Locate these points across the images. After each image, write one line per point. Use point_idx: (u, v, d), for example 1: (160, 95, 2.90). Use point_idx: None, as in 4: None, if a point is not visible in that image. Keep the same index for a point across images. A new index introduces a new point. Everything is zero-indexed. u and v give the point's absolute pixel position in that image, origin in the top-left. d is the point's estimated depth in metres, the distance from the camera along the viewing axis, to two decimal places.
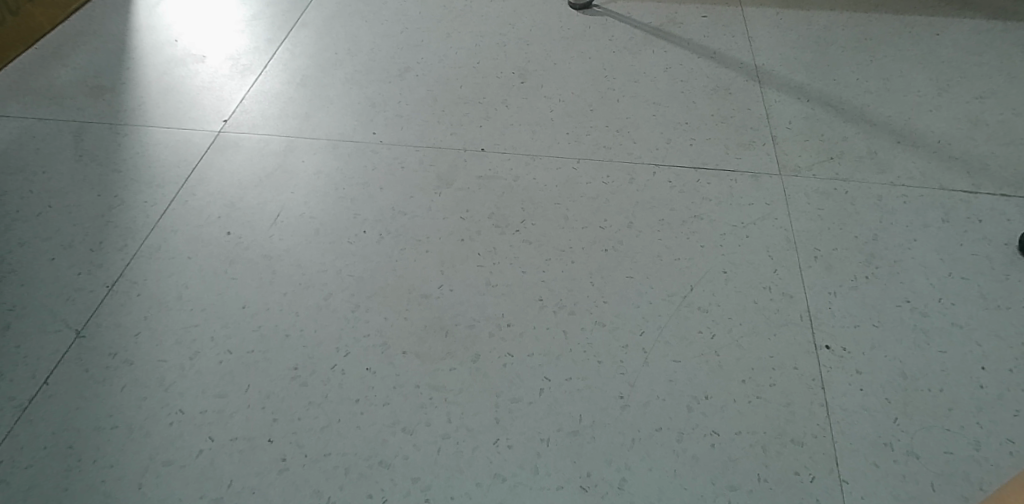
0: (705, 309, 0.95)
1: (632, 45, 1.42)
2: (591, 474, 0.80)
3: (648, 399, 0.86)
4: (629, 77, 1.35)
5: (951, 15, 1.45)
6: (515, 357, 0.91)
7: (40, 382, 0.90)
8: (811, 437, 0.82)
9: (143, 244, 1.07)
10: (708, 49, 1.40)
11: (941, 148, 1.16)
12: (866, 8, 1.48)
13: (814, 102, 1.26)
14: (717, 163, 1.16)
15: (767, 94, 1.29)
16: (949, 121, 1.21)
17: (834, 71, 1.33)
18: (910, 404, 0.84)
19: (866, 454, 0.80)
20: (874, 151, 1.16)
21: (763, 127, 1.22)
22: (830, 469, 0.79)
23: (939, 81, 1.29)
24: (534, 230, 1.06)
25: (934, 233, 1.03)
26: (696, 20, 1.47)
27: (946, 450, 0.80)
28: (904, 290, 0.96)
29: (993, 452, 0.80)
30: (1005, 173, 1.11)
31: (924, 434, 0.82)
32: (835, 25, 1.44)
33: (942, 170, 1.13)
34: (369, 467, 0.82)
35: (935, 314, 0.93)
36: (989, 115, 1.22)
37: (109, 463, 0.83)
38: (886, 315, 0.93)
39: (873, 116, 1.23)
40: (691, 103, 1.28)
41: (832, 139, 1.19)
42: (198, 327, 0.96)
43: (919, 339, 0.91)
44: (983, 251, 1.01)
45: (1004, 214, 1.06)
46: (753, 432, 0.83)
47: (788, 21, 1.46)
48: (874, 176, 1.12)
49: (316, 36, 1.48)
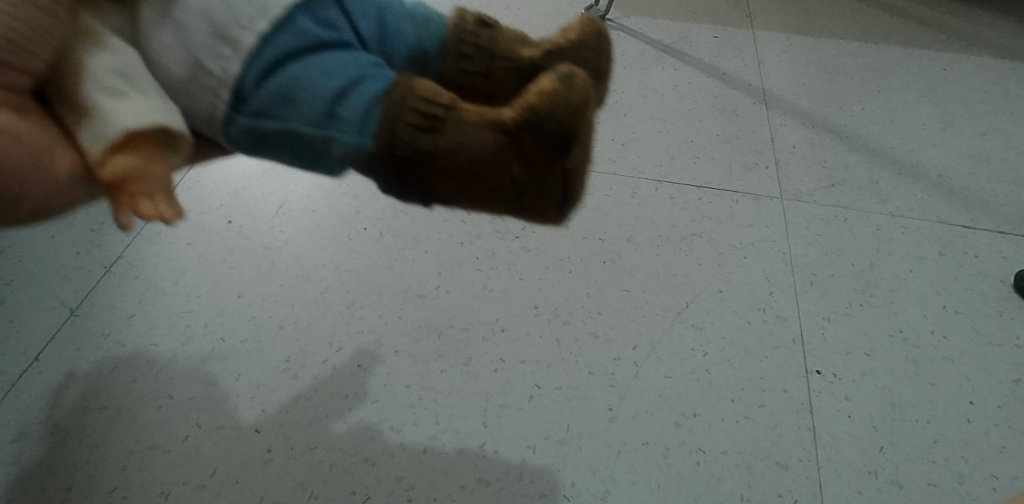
0: (699, 327, 0.95)
1: (642, 61, 1.43)
2: (575, 484, 0.81)
3: (637, 412, 0.86)
4: (637, 92, 1.36)
5: (960, 50, 1.46)
6: (507, 363, 0.91)
7: (31, 357, 0.90)
8: (795, 461, 0.82)
9: (143, 226, 1.07)
10: (717, 70, 1.40)
11: (942, 182, 1.17)
12: (876, 38, 1.49)
13: (819, 129, 1.27)
14: (719, 183, 1.17)
15: (773, 117, 1.29)
16: (951, 156, 1.22)
17: (841, 100, 1.33)
18: (896, 433, 0.85)
19: (850, 482, 0.81)
20: (876, 181, 1.17)
21: (768, 150, 1.23)
22: (813, 494, 0.80)
23: (944, 116, 1.30)
24: (534, 238, 1.07)
25: (931, 266, 1.04)
26: (708, 41, 1.48)
27: (929, 482, 0.81)
28: (896, 320, 0.97)
29: (976, 487, 0.80)
30: (1004, 210, 1.12)
31: (909, 464, 0.82)
32: (844, 55, 1.45)
33: (942, 204, 1.13)
34: (354, 463, 0.82)
35: (927, 346, 0.94)
36: (990, 152, 1.23)
37: (94, 444, 0.83)
38: (878, 344, 0.94)
39: (876, 146, 1.24)
40: (698, 122, 1.29)
41: (835, 167, 1.20)
42: (191, 313, 0.96)
43: (910, 370, 0.91)
44: (978, 287, 1.01)
45: (1001, 251, 1.06)
46: (740, 452, 0.83)
47: (799, 47, 1.47)
48: (874, 206, 1.13)
49: None
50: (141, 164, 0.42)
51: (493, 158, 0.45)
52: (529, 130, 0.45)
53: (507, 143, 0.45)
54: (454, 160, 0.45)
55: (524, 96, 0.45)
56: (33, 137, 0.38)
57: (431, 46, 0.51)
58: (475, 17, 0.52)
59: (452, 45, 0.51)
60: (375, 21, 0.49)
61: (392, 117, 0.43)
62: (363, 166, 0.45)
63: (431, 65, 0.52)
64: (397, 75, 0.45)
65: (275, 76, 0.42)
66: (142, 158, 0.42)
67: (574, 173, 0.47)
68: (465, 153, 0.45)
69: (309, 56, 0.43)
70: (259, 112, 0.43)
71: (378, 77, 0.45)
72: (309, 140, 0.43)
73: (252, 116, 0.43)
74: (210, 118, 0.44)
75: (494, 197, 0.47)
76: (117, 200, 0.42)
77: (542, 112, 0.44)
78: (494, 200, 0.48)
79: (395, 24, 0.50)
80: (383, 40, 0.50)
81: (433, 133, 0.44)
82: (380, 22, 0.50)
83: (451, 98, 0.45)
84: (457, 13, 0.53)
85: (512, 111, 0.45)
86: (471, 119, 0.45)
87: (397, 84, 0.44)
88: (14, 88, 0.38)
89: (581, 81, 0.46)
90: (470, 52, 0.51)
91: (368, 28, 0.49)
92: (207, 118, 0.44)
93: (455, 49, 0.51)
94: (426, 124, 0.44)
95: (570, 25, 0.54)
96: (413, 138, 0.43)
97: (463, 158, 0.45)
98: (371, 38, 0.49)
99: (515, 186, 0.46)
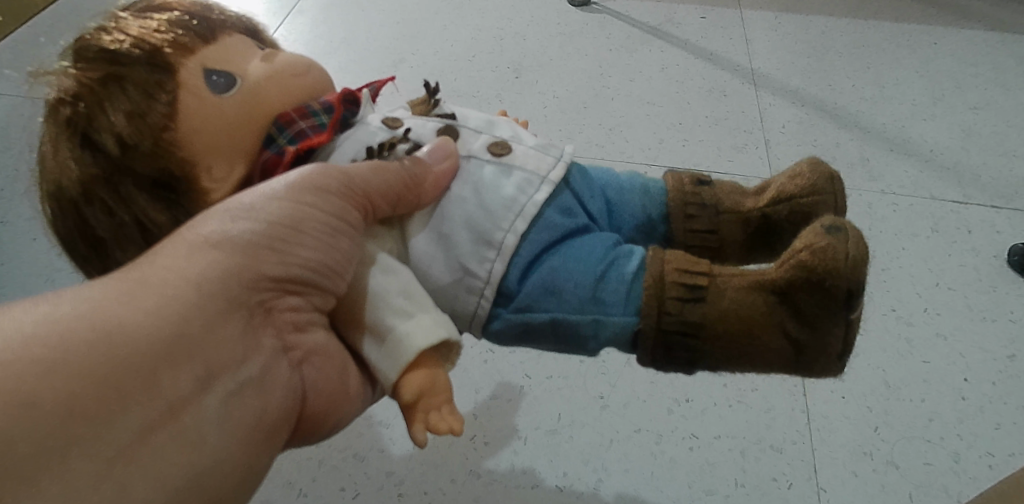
0: None
1: (628, 44, 1.41)
2: (567, 474, 0.79)
3: (628, 400, 0.85)
4: (624, 75, 1.34)
5: (950, 24, 1.44)
6: (496, 353, 0.90)
7: None
8: (789, 444, 0.81)
9: None
10: (705, 51, 1.39)
11: (932, 158, 1.16)
12: (865, 14, 1.47)
13: (809, 108, 1.25)
14: (708, 165, 1.16)
15: (762, 97, 1.28)
16: (943, 131, 1.21)
17: (831, 78, 1.32)
18: (891, 413, 0.84)
19: (846, 463, 0.80)
20: (867, 158, 1.16)
21: (757, 131, 1.21)
22: (809, 476, 0.79)
23: (935, 91, 1.29)
24: None
25: (923, 243, 1.03)
26: (695, 21, 1.46)
27: (925, 462, 0.80)
28: (889, 299, 0.96)
29: (973, 465, 0.79)
30: (996, 184, 1.11)
31: (904, 444, 0.81)
32: (833, 32, 1.43)
33: (933, 179, 1.12)
34: (343, 460, 0.81)
35: (921, 324, 0.93)
36: (982, 126, 1.21)
37: None
38: (872, 324, 0.93)
39: (867, 123, 1.22)
40: (686, 104, 1.27)
41: (824, 146, 1.19)
42: None
43: (904, 350, 0.90)
44: (971, 263, 1.00)
45: (994, 225, 1.05)
46: (733, 437, 0.82)
47: (787, 25, 1.45)
48: (865, 183, 1.12)
49: (311, 24, 1.47)
50: (429, 377, 0.50)
51: (766, 320, 0.51)
52: (801, 289, 0.50)
53: (776, 301, 0.51)
54: (727, 326, 0.51)
55: (790, 256, 0.51)
56: (336, 348, 0.52)
57: (656, 215, 0.65)
58: (694, 180, 0.66)
59: (679, 210, 0.64)
60: (605, 204, 0.63)
61: (661, 294, 0.51)
62: (631, 344, 0.53)
63: (657, 230, 0.65)
64: (644, 252, 0.55)
65: (538, 273, 0.54)
66: (428, 370, 0.50)
67: (852, 322, 0.51)
68: (736, 315, 0.51)
69: (561, 249, 0.55)
70: (530, 306, 0.54)
71: (629, 259, 0.54)
72: (574, 324, 0.53)
73: (525, 308, 0.54)
74: (475, 317, 0.55)
75: (775, 358, 0.52)
76: (411, 416, 0.50)
77: (817, 269, 0.49)
78: (775, 362, 0.52)
79: (621, 203, 0.64)
80: (613, 215, 0.64)
81: (701, 303, 0.51)
82: (605, 204, 0.63)
83: (711, 272, 0.53)
84: (675, 178, 0.66)
85: (777, 270, 0.52)
86: (731, 287, 0.52)
87: (653, 263, 0.53)
88: (322, 311, 0.51)
89: (852, 236, 0.51)
90: (696, 210, 0.64)
91: (596, 210, 0.62)
92: (472, 316, 0.55)
93: (689, 221, 0.64)
94: (692, 294, 0.52)
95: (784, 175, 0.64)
96: (682, 310, 0.51)
97: (738, 323, 0.51)
98: (599, 217, 0.62)
99: (793, 343, 0.51)
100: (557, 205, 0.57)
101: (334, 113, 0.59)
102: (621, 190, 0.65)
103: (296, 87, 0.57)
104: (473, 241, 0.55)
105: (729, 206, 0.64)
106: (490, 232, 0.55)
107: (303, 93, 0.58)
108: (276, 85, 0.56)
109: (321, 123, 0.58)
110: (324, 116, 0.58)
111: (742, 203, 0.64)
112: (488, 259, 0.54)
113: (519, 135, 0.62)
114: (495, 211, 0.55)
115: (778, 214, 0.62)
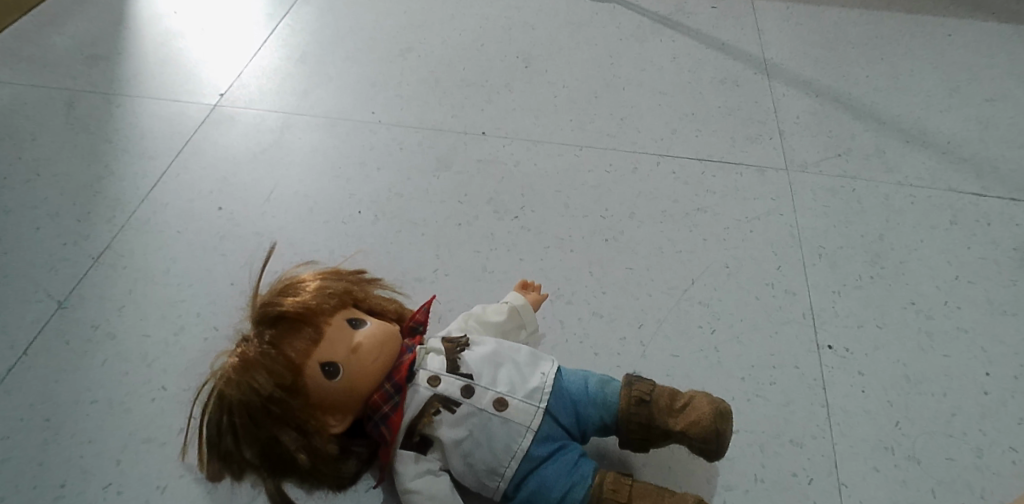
0: (706, 304, 0.93)
1: (639, 34, 1.39)
2: None
3: None
4: (636, 65, 1.32)
5: (965, 15, 1.42)
6: None
7: (18, 352, 0.91)
8: (809, 439, 0.80)
9: (131, 216, 1.07)
10: (717, 41, 1.36)
11: (949, 150, 1.14)
12: (879, 5, 1.45)
13: (822, 99, 1.23)
14: (722, 155, 1.14)
15: (775, 87, 1.26)
16: (959, 122, 1.19)
17: (845, 69, 1.30)
18: (912, 408, 0.82)
19: (867, 458, 0.78)
20: (882, 150, 1.14)
21: (771, 121, 1.19)
22: (830, 471, 0.77)
23: (950, 82, 1.26)
24: (533, 217, 1.05)
25: (941, 236, 1.01)
26: (706, 11, 1.44)
27: (948, 457, 0.78)
28: (908, 292, 0.94)
29: (997, 461, 0.78)
30: (1015, 177, 1.09)
31: (926, 439, 0.80)
32: (845, 23, 1.41)
33: (950, 172, 1.10)
34: None
35: (941, 317, 0.91)
36: (999, 118, 1.19)
37: (87, 438, 0.83)
38: (891, 317, 0.91)
39: (882, 115, 1.20)
40: (698, 94, 1.25)
41: (839, 137, 1.17)
42: (183, 303, 0.96)
43: (924, 343, 0.88)
44: (991, 256, 0.99)
45: (1013, 218, 1.04)
46: (752, 431, 0.80)
47: (800, 16, 1.43)
48: (881, 175, 1.10)
49: (318, 12, 1.45)
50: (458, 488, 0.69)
51: (680, 425, 0.69)
52: (696, 429, 0.69)
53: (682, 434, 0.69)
54: (652, 430, 0.70)
55: (686, 418, 0.69)
56: None
57: (610, 419, 0.71)
58: (633, 400, 0.70)
59: (625, 425, 0.70)
60: (572, 417, 0.71)
61: None
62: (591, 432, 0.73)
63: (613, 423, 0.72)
64: (593, 478, 0.68)
65: (522, 491, 0.69)
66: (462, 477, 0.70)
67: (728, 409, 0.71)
68: (656, 432, 0.70)
69: (534, 477, 0.68)
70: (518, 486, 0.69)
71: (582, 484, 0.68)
72: (554, 463, 0.68)
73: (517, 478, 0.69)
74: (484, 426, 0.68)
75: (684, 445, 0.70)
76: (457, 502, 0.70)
77: (699, 419, 0.69)
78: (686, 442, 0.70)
79: (585, 415, 0.71)
80: (580, 423, 0.72)
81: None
82: (574, 416, 0.71)
83: (639, 487, 0.67)
84: (628, 389, 0.71)
85: (682, 422, 0.69)
86: (650, 495, 0.66)
87: (599, 485, 0.67)
88: None
89: (719, 399, 0.71)
90: (634, 430, 0.70)
91: (567, 422, 0.71)
92: (481, 427, 0.68)
93: (636, 423, 0.70)
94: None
95: (696, 404, 0.70)
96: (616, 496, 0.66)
97: (659, 429, 0.70)
98: (571, 427, 0.71)
99: (696, 438, 0.69)
100: (540, 435, 0.69)
101: (405, 389, 0.69)
102: (581, 386, 0.72)
103: (377, 362, 0.69)
104: (485, 473, 0.69)
105: (658, 430, 0.70)
106: (503, 447, 0.68)
107: (381, 371, 0.69)
108: (363, 370, 0.68)
109: (395, 404, 0.69)
110: (397, 395, 0.69)
111: (669, 428, 0.70)
112: (493, 421, 0.68)
113: (516, 383, 0.70)
114: (499, 452, 0.68)
115: (700, 432, 0.69)
